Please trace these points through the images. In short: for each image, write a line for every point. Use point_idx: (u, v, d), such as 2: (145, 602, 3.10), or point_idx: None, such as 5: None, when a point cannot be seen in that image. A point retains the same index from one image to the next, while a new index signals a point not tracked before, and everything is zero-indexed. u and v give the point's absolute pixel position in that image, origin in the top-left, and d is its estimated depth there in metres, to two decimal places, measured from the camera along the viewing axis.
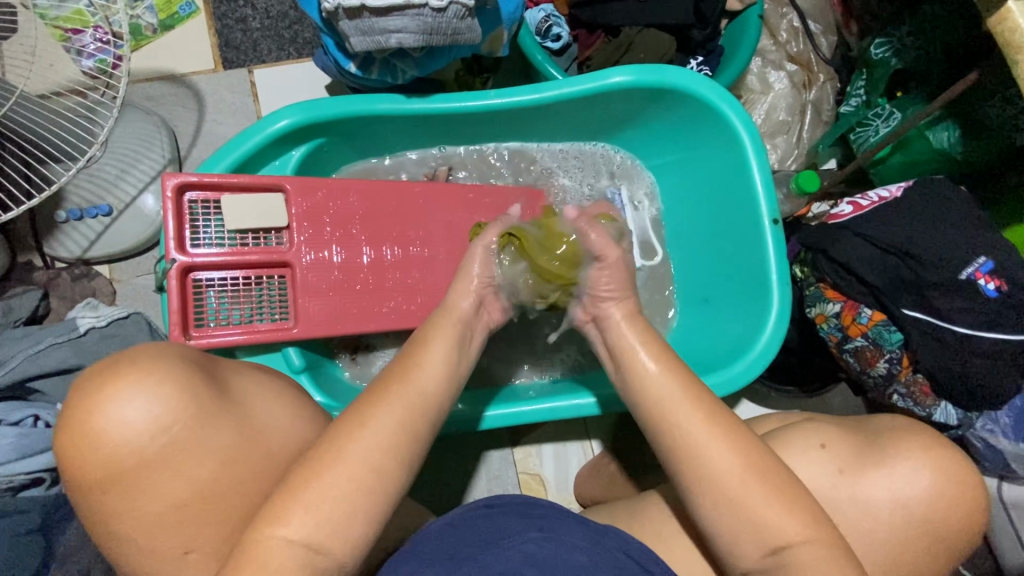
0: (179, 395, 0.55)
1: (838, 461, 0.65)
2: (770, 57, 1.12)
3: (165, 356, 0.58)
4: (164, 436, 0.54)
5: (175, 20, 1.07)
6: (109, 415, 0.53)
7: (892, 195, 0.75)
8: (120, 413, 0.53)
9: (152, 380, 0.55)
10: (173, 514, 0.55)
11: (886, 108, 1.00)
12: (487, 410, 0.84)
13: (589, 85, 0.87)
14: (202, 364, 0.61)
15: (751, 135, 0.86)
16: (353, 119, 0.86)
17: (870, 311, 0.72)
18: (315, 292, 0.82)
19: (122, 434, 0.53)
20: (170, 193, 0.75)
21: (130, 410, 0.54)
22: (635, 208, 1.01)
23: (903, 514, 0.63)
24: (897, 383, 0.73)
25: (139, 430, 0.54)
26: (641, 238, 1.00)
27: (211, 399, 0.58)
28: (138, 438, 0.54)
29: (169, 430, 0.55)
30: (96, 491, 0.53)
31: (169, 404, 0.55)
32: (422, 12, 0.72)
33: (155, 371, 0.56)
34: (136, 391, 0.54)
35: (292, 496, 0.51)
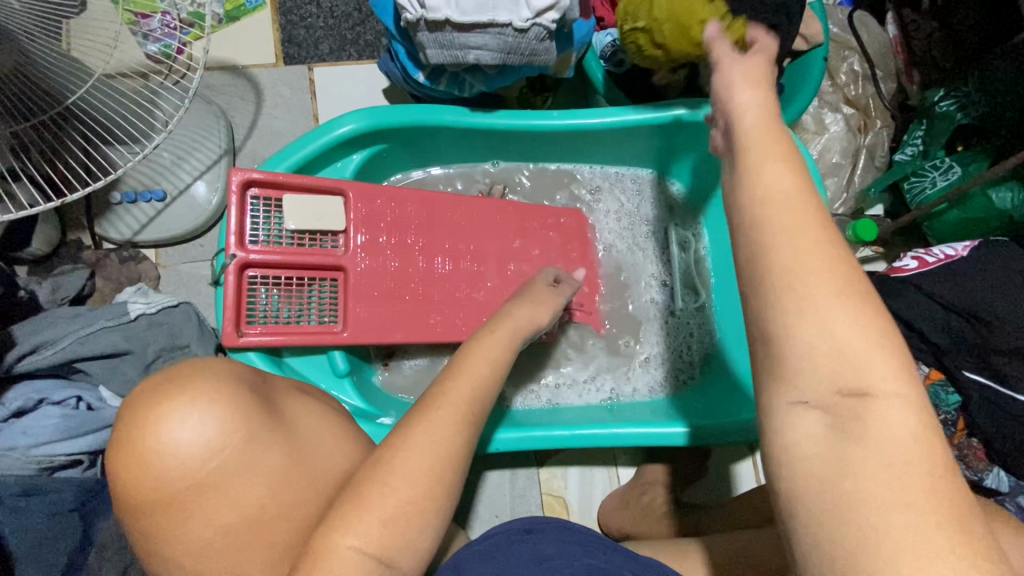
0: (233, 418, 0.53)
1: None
2: (827, 98, 1.11)
3: (215, 376, 0.55)
4: (212, 460, 0.51)
5: (241, 12, 1.08)
6: (156, 436, 0.50)
7: (957, 253, 0.73)
8: (173, 433, 0.50)
9: (206, 401, 0.52)
10: (223, 538, 0.51)
11: (944, 161, 0.99)
12: (499, 432, 0.83)
13: (654, 114, 0.87)
14: (252, 386, 0.58)
15: (813, 179, 0.85)
16: (417, 128, 0.87)
17: (927, 368, 0.72)
18: (367, 297, 0.82)
19: (174, 456, 0.50)
20: (234, 189, 0.75)
21: (184, 430, 0.50)
22: (686, 241, 1.01)
23: None
24: (950, 445, 0.72)
25: (192, 452, 0.50)
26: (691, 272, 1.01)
27: (264, 419, 0.55)
28: (185, 461, 0.50)
29: (216, 454, 0.51)
30: (142, 514, 0.50)
31: (223, 425, 0.52)
32: (504, 31, 0.72)
33: (208, 391, 0.53)
34: (189, 411, 0.51)
35: (346, 502, 0.50)
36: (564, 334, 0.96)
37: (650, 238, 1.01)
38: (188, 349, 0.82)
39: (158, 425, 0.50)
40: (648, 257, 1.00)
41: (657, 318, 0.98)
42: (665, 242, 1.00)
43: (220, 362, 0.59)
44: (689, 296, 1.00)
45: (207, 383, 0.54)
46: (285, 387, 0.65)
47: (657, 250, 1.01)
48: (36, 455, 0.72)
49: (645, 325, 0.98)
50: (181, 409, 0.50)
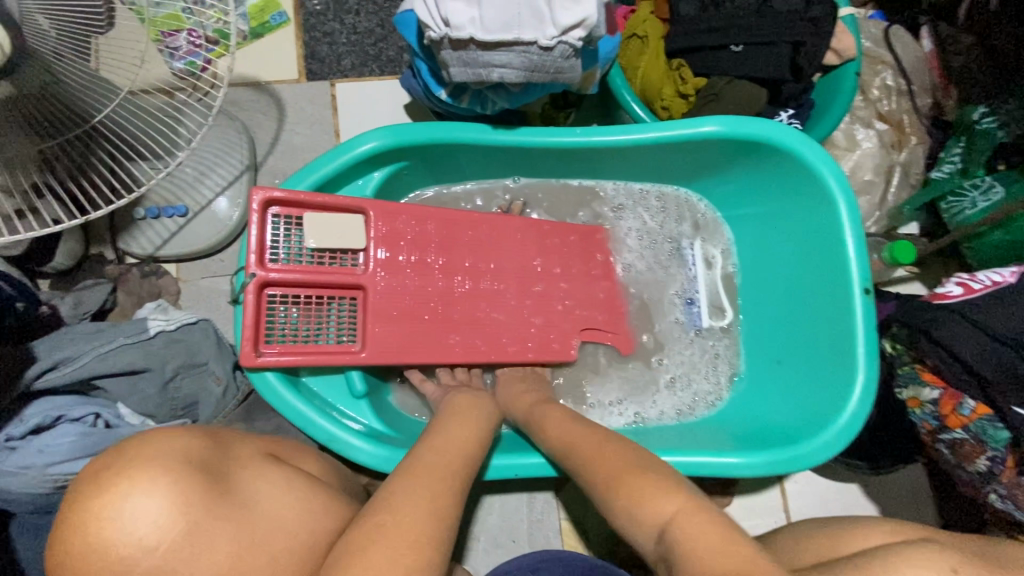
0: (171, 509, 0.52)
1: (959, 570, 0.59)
2: (859, 114, 1.08)
3: (162, 455, 0.55)
4: (149, 556, 0.51)
5: (265, 28, 1.08)
6: (100, 528, 0.50)
7: (1005, 279, 0.71)
8: (117, 524, 0.50)
9: (149, 486, 0.52)
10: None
11: (984, 180, 0.95)
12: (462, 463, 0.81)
13: (679, 131, 0.85)
14: (206, 462, 0.58)
15: (847, 199, 0.82)
16: (438, 146, 0.86)
17: (974, 404, 0.67)
18: (386, 317, 0.81)
19: (118, 548, 0.50)
20: (255, 207, 0.75)
21: (129, 519, 0.51)
22: (714, 260, 0.98)
23: None
24: (998, 483, 0.68)
25: (136, 543, 0.51)
26: (718, 293, 0.97)
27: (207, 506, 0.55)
28: (124, 558, 0.50)
29: (150, 552, 0.51)
30: None
31: (160, 521, 0.52)
32: (529, 49, 0.71)
33: (151, 477, 0.53)
34: (132, 498, 0.51)
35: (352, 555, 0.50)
36: (587, 355, 0.93)
37: (676, 257, 0.98)
38: (205, 367, 0.82)
39: (95, 523, 0.50)
40: (673, 277, 0.98)
41: (683, 341, 0.95)
42: (690, 264, 0.98)
43: (173, 440, 0.58)
44: (717, 318, 0.97)
45: (154, 463, 0.54)
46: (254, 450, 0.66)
47: (683, 269, 0.98)
48: (51, 473, 0.70)
49: (670, 347, 0.95)
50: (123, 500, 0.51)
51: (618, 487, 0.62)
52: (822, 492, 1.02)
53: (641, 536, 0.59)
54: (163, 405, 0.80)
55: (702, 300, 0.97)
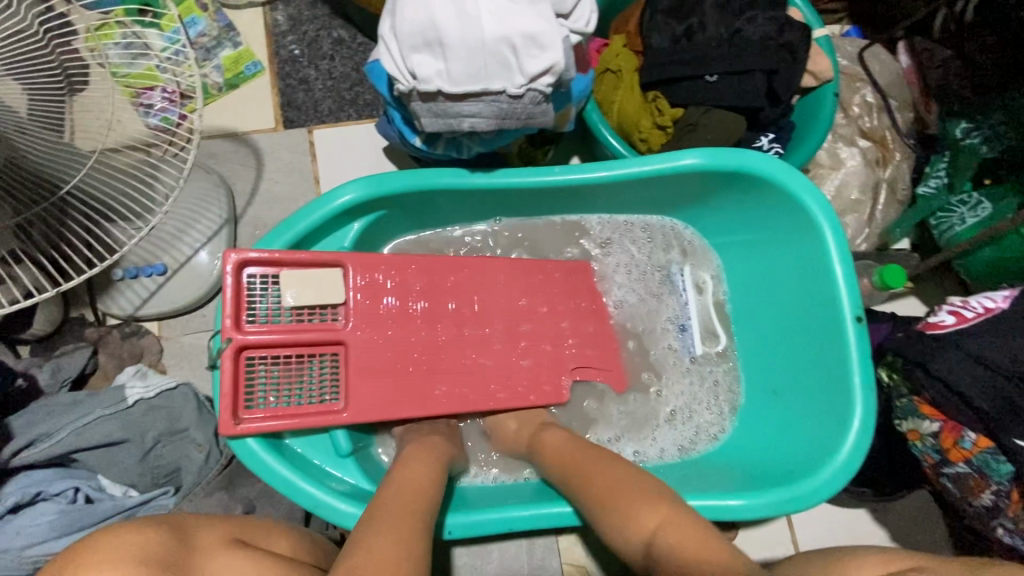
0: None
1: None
2: (841, 132, 1.07)
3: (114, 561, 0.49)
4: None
5: (241, 79, 1.08)
6: None
7: (998, 305, 0.69)
8: None
9: None
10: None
11: (972, 196, 0.94)
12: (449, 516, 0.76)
13: (658, 166, 0.84)
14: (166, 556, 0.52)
15: (832, 226, 0.81)
16: (415, 193, 0.84)
17: (974, 436, 0.66)
18: (369, 372, 0.79)
19: None
20: (230, 269, 0.74)
21: None
22: (704, 286, 0.96)
23: None
24: (1004, 517, 0.66)
25: None
26: (711, 318, 0.96)
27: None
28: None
29: None
30: None
31: None
32: (498, 98, 0.70)
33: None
34: None
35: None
36: (579, 396, 0.91)
37: (666, 286, 0.97)
38: (186, 433, 0.80)
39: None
40: (664, 308, 0.96)
41: (679, 371, 0.94)
42: (681, 290, 0.96)
43: (127, 537, 0.52)
44: (711, 345, 0.95)
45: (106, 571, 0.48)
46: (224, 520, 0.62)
47: (673, 299, 0.96)
48: (29, 556, 0.68)
49: (667, 377, 0.93)
50: None
51: (606, 511, 0.64)
52: (832, 522, 0.99)
53: (628, 549, 0.62)
54: (144, 475, 0.77)
55: (692, 326, 0.95)
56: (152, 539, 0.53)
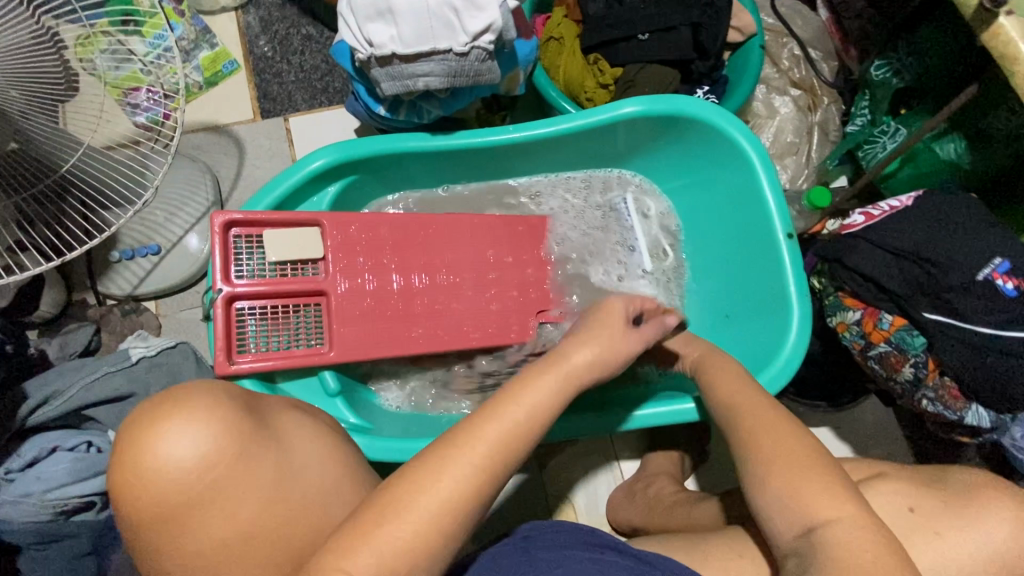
0: (216, 435, 0.55)
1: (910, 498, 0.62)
2: (774, 84, 1.17)
3: (206, 392, 0.59)
4: (195, 481, 0.54)
5: (219, 76, 1.17)
6: (152, 452, 0.53)
7: (904, 204, 0.77)
8: (167, 449, 0.54)
9: (197, 417, 0.55)
10: (221, 554, 0.55)
11: (891, 125, 1.02)
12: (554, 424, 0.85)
13: (601, 116, 0.93)
14: (246, 402, 0.62)
15: (760, 155, 0.90)
16: (382, 156, 0.93)
17: (891, 316, 0.73)
18: (350, 317, 0.86)
19: (167, 468, 0.53)
20: (217, 230, 0.81)
21: (177, 445, 0.54)
22: (647, 209, 1.05)
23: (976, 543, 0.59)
24: (925, 387, 0.73)
25: (187, 466, 0.54)
26: (656, 238, 1.04)
27: (248, 436, 0.58)
28: (171, 481, 0.53)
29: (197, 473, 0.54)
30: (150, 526, 0.53)
31: (202, 447, 0.55)
32: (447, 56, 0.79)
33: (201, 413, 0.56)
34: (181, 428, 0.54)
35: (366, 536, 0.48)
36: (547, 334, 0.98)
37: (612, 214, 1.05)
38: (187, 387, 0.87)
39: (152, 443, 0.54)
40: (610, 235, 1.04)
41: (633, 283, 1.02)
42: (625, 216, 1.04)
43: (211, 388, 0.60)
44: (659, 260, 1.03)
45: (197, 398, 0.57)
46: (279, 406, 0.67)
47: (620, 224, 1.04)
48: (51, 500, 0.75)
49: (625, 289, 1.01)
50: (175, 427, 0.54)
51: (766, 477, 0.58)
52: None
53: (780, 533, 0.57)
54: None
55: (641, 244, 1.03)
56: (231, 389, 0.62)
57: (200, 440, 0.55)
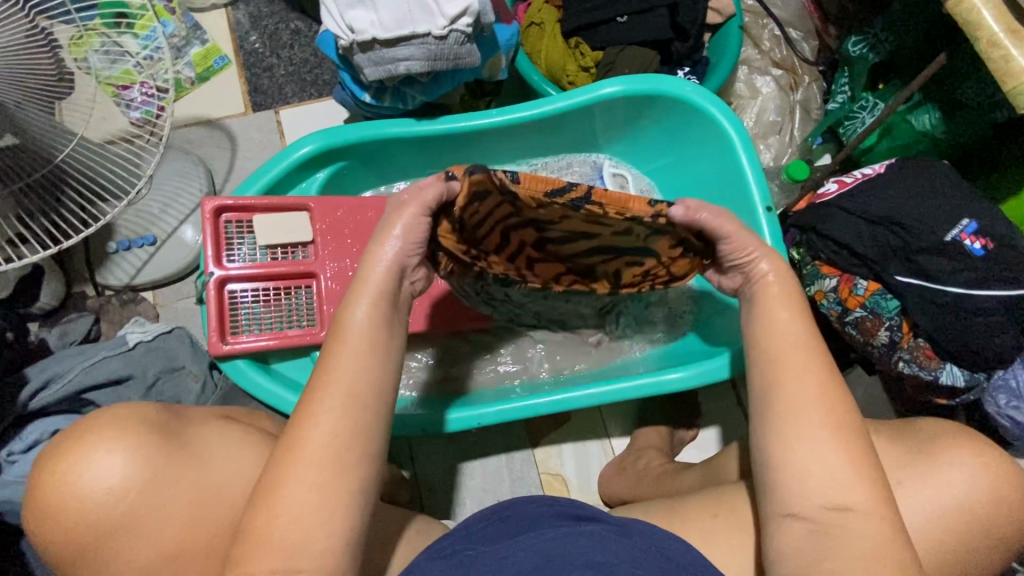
0: (132, 462, 0.64)
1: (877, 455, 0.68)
2: (755, 64, 1.18)
3: (95, 425, 0.66)
4: (116, 505, 0.63)
5: (210, 72, 1.20)
6: (52, 481, 0.63)
7: (876, 171, 0.78)
8: (72, 480, 0.63)
9: (94, 450, 0.64)
10: (151, 568, 0.64)
11: (869, 100, 1.02)
12: (453, 411, 0.88)
13: (582, 97, 0.95)
14: (160, 425, 0.69)
15: (739, 132, 0.92)
16: (369, 142, 0.95)
17: (865, 282, 0.75)
18: (340, 299, 0.88)
19: (87, 497, 0.63)
20: (208, 215, 0.83)
21: (80, 475, 0.63)
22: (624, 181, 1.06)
23: (931, 483, 0.65)
24: (901, 350, 0.74)
25: (102, 495, 0.63)
26: None
27: (163, 459, 0.65)
28: (96, 505, 0.63)
29: (108, 499, 0.63)
30: (86, 550, 0.63)
31: (98, 477, 0.63)
32: (426, 40, 0.81)
33: (92, 447, 0.64)
34: (76, 463, 0.63)
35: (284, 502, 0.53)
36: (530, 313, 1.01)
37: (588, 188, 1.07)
38: (184, 369, 0.90)
39: (69, 473, 0.63)
40: None
41: None
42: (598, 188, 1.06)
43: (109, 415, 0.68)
44: None
45: (87, 433, 0.65)
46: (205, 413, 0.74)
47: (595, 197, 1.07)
48: None
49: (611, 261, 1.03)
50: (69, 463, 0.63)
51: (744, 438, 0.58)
52: None
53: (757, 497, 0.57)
54: None
55: None
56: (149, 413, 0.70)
57: (116, 466, 0.64)
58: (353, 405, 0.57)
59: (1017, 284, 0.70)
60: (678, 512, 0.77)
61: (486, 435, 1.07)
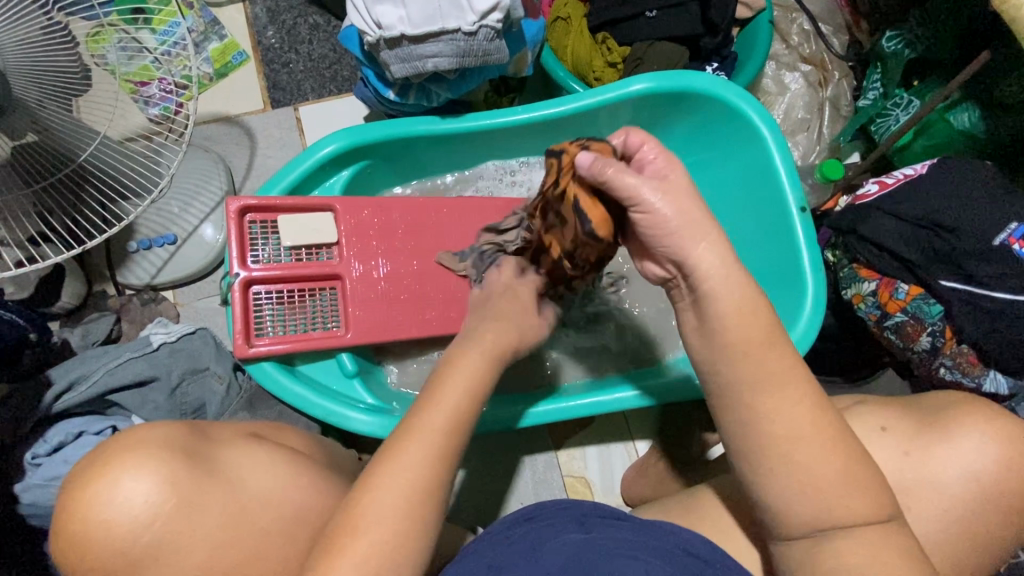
0: (159, 490, 0.59)
1: (904, 444, 0.65)
2: (783, 60, 1.16)
3: (135, 444, 0.61)
4: (142, 539, 0.57)
5: (229, 68, 1.18)
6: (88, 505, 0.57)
7: (917, 172, 0.76)
8: (108, 502, 0.57)
9: (134, 469, 0.59)
10: None
11: (904, 97, 1.00)
12: (535, 406, 0.87)
13: (611, 94, 0.93)
14: (194, 448, 0.64)
15: (772, 129, 0.90)
16: (393, 140, 0.93)
17: (907, 286, 0.73)
18: (364, 300, 0.86)
19: (119, 520, 0.57)
20: (233, 216, 0.82)
21: (117, 496, 0.57)
22: None
23: (974, 488, 0.62)
24: (943, 356, 0.72)
25: (136, 518, 0.57)
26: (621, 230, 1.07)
27: (190, 484, 0.61)
28: (127, 529, 0.57)
29: (143, 524, 0.58)
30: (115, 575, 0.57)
31: (135, 499, 0.58)
32: (455, 37, 0.79)
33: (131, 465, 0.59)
34: (114, 483, 0.58)
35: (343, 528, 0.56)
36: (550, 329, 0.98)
37: None
38: (208, 370, 0.89)
39: (95, 507, 0.57)
40: None
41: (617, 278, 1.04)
42: None
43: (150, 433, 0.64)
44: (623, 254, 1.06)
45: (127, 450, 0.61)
46: (234, 433, 0.72)
47: None
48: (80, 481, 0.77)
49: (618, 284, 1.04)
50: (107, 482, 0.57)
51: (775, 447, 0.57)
52: None
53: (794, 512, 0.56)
54: (173, 410, 0.86)
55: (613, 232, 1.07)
56: (177, 433, 0.65)
57: (143, 495, 0.58)
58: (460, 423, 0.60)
59: None
60: (704, 512, 0.75)
61: (508, 438, 1.06)
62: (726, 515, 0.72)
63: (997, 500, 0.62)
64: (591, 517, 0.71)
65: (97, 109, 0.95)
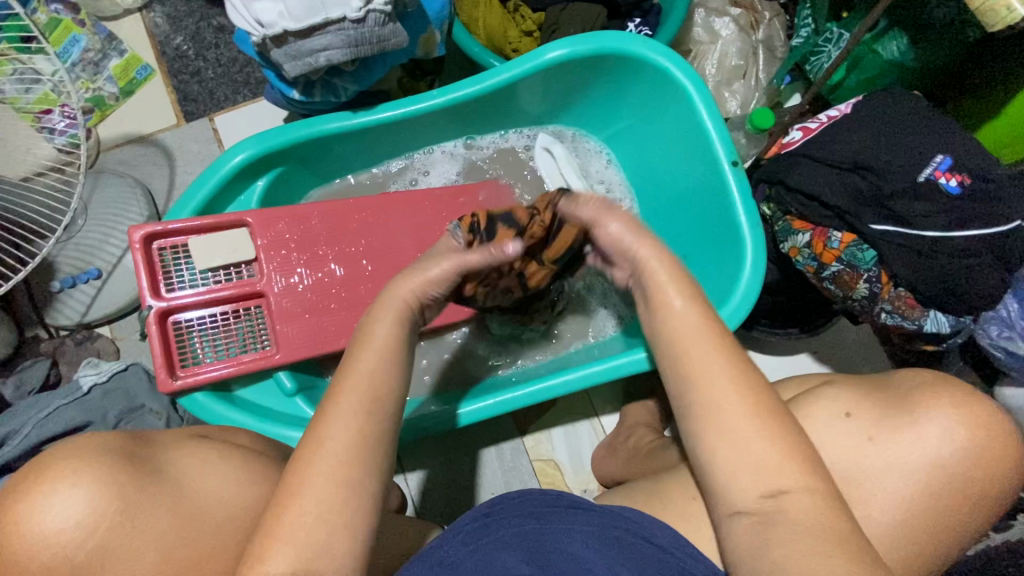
0: (101, 495, 0.51)
1: (869, 428, 0.61)
2: (711, 6, 1.09)
3: (75, 448, 0.54)
4: (79, 552, 0.49)
5: (134, 84, 1.12)
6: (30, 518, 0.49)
7: (842, 112, 0.74)
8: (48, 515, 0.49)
9: (73, 474, 0.51)
10: None
11: (835, 31, 0.97)
12: (464, 406, 0.83)
13: (526, 66, 0.88)
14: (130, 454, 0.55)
15: (695, 83, 0.86)
16: (305, 144, 0.89)
17: (840, 234, 0.70)
18: (292, 316, 0.84)
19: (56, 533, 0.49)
20: (138, 245, 0.78)
21: (58, 509, 0.49)
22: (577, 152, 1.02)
23: (929, 454, 0.58)
24: (882, 301, 0.70)
25: (75, 531, 0.49)
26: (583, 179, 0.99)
27: (133, 489, 0.52)
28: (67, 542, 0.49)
29: (90, 535, 0.50)
30: None
31: (77, 510, 0.50)
32: (343, 26, 0.74)
33: (69, 471, 0.51)
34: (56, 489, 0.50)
35: (287, 528, 0.50)
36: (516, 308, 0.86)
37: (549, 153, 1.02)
38: (144, 407, 0.87)
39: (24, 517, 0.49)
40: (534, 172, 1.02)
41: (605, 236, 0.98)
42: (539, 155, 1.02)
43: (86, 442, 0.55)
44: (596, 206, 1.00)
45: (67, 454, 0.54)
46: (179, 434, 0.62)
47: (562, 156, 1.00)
48: None
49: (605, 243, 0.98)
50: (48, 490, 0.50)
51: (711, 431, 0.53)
52: (777, 369, 1.00)
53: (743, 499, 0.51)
54: None
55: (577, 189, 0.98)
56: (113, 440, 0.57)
57: (80, 502, 0.50)
58: (393, 417, 0.57)
59: (1000, 220, 0.66)
60: (658, 491, 0.72)
61: (471, 431, 1.04)
62: (681, 493, 0.70)
63: (943, 455, 0.58)
64: (548, 506, 0.66)
65: (18, 158, 0.89)
